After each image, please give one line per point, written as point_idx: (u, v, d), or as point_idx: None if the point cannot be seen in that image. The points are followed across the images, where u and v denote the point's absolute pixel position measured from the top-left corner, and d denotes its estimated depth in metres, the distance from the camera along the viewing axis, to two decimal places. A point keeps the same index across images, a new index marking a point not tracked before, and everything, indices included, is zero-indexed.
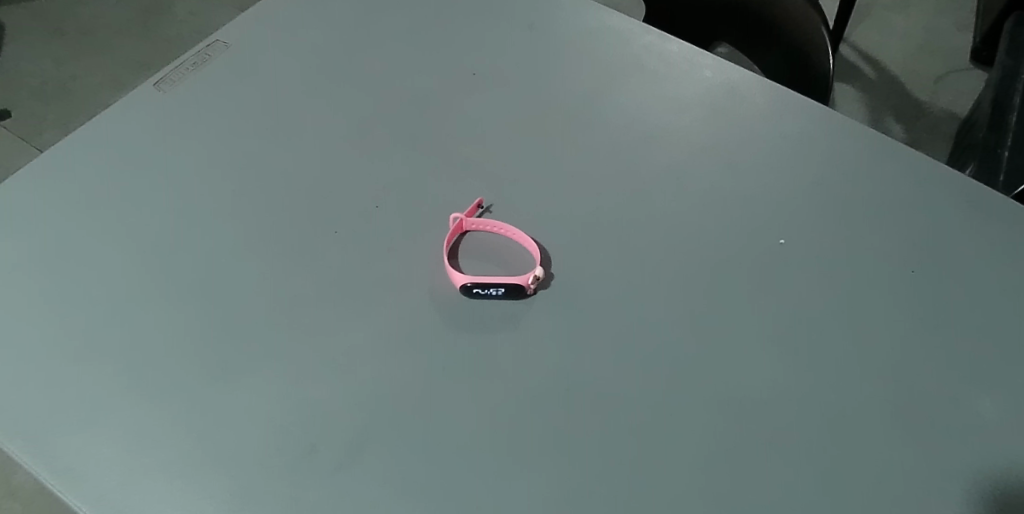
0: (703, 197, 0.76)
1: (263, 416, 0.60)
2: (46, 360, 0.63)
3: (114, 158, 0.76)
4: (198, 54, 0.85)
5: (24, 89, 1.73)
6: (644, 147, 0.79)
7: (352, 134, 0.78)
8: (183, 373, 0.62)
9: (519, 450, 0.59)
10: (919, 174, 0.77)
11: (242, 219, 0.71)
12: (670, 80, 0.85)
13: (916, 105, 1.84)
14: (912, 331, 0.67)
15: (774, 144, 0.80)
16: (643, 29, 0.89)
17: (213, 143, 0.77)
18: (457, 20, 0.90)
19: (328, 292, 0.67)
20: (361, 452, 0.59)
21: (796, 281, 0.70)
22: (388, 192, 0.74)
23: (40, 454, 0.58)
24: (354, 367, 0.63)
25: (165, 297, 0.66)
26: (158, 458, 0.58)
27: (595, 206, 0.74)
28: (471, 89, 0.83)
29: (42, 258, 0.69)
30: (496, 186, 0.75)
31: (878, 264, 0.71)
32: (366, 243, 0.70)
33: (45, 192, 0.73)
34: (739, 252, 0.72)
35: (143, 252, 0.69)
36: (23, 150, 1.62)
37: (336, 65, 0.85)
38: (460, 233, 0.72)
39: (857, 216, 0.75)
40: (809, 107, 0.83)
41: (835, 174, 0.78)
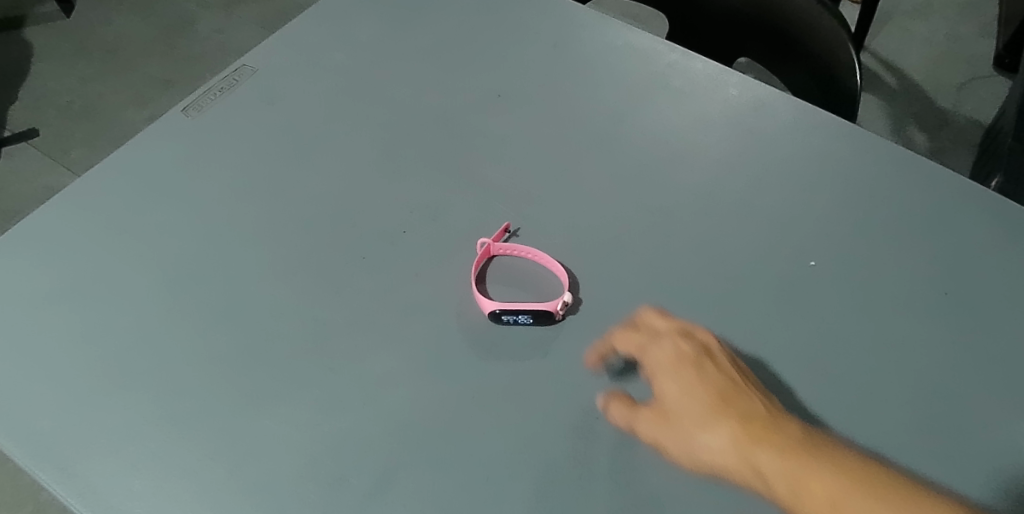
0: (733, 220, 0.75)
1: (293, 444, 0.59)
2: (76, 388, 0.63)
3: (142, 184, 0.76)
4: (225, 79, 0.85)
5: (51, 108, 1.76)
6: (671, 168, 0.79)
7: (378, 156, 0.78)
8: (214, 401, 0.62)
9: (550, 480, 0.58)
10: (951, 193, 0.76)
11: (270, 245, 0.71)
12: (695, 100, 0.84)
13: (939, 115, 1.81)
14: (949, 355, 0.65)
15: (803, 164, 0.79)
16: (667, 47, 0.88)
17: (239, 168, 0.77)
18: (481, 40, 0.90)
19: (356, 316, 0.66)
20: (392, 480, 0.58)
21: (828, 305, 0.69)
22: (415, 216, 0.74)
23: (70, 484, 0.58)
24: (383, 394, 0.62)
25: (194, 324, 0.66)
26: (190, 488, 0.57)
27: (623, 229, 0.74)
28: (496, 110, 0.83)
29: (74, 286, 0.69)
30: (522, 210, 0.75)
31: (911, 287, 0.70)
32: (393, 267, 0.70)
33: (76, 221, 0.74)
34: (772, 275, 0.71)
35: (172, 279, 0.69)
36: (51, 168, 1.65)
37: (360, 88, 0.85)
38: (486, 259, 0.72)
39: (889, 237, 0.74)
40: (837, 125, 0.82)
41: (865, 195, 0.77)
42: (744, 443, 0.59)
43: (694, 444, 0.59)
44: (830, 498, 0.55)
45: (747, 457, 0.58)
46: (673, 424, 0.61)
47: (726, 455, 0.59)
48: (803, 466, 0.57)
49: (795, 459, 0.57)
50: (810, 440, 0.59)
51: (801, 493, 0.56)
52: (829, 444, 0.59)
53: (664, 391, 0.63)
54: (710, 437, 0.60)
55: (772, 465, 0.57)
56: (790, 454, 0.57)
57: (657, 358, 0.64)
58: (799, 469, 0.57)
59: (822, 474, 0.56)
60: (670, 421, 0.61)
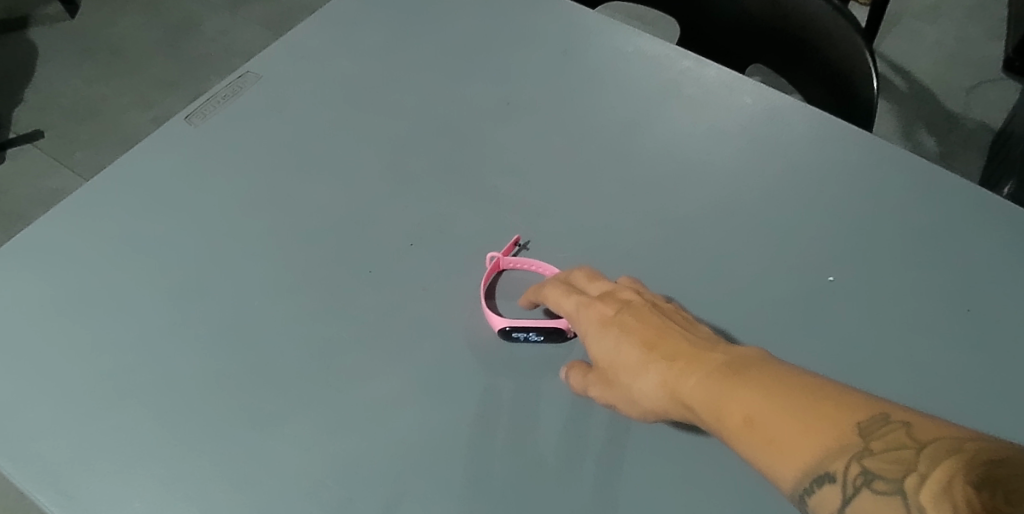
0: (748, 234, 0.73)
1: (298, 466, 0.58)
2: (76, 406, 0.61)
3: (144, 194, 0.75)
4: (229, 86, 0.83)
5: (55, 109, 1.74)
6: (684, 179, 0.77)
7: (385, 166, 0.77)
8: (217, 420, 0.60)
9: (562, 504, 0.56)
10: (972, 206, 0.75)
11: (275, 258, 0.70)
12: (709, 108, 0.82)
13: (949, 118, 1.79)
14: (970, 375, 0.64)
15: (819, 175, 0.77)
16: (679, 54, 0.86)
17: (243, 178, 0.76)
18: (490, 46, 0.88)
19: (363, 332, 0.65)
20: (400, 504, 0.56)
21: (845, 323, 0.67)
22: (423, 229, 0.72)
23: (69, 506, 0.56)
24: (390, 414, 0.60)
25: (197, 340, 0.65)
26: (194, 512, 0.56)
27: (635, 242, 0.72)
28: (505, 119, 0.81)
29: (74, 299, 0.68)
30: (532, 223, 0.73)
31: (931, 304, 0.69)
32: (401, 281, 0.68)
33: (77, 232, 0.72)
34: (788, 294, 0.69)
35: (175, 292, 0.68)
36: (55, 170, 1.63)
37: (366, 95, 0.83)
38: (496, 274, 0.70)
39: (908, 252, 0.72)
40: (854, 135, 0.80)
41: (883, 208, 0.75)
42: (673, 381, 0.50)
43: (623, 396, 0.54)
44: (740, 412, 0.43)
45: (670, 390, 0.50)
46: (606, 375, 0.56)
47: (658, 396, 0.51)
48: (709, 394, 0.46)
49: (704, 383, 0.47)
50: (742, 359, 0.47)
51: (707, 415, 0.46)
52: (763, 359, 0.46)
53: (592, 343, 0.58)
54: (629, 382, 0.53)
55: (686, 402, 0.48)
56: (710, 377, 0.47)
57: (585, 315, 0.59)
58: (705, 398, 0.46)
59: (734, 389, 0.45)
60: (605, 377, 0.56)
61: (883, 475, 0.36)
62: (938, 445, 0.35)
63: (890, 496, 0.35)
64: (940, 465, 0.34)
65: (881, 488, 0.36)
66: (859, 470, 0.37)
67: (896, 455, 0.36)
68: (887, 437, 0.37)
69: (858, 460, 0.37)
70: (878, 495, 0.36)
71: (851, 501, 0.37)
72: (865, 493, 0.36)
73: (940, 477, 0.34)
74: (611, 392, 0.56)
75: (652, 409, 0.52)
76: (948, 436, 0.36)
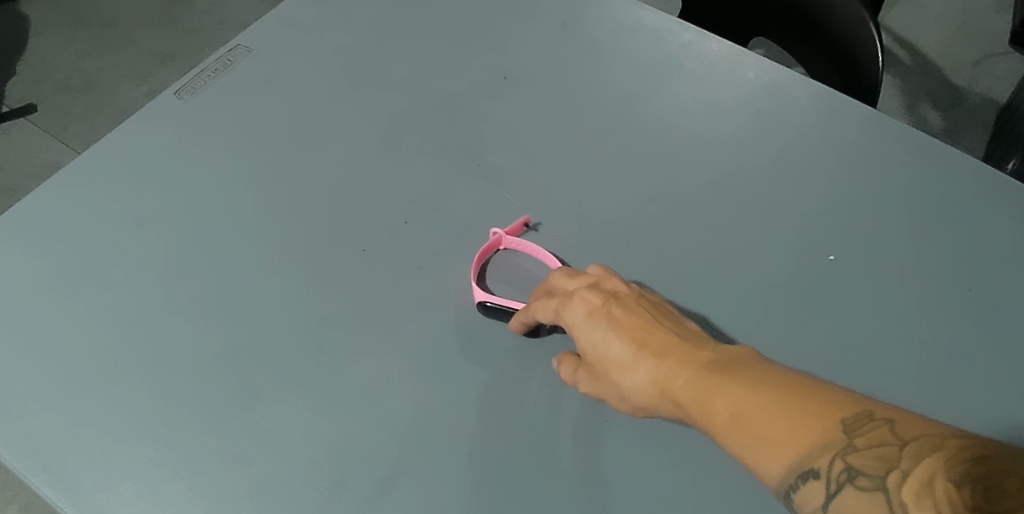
0: (749, 213, 0.72)
1: (291, 446, 0.57)
2: (67, 386, 0.61)
3: (134, 171, 0.73)
4: (220, 59, 0.81)
5: (48, 83, 1.71)
6: (684, 157, 0.75)
7: (379, 142, 0.75)
8: (209, 401, 0.59)
9: (558, 484, 0.56)
10: (977, 182, 0.73)
11: (267, 236, 0.69)
12: (710, 83, 0.80)
13: (954, 93, 1.77)
14: (971, 356, 0.63)
15: (822, 152, 0.76)
16: (680, 26, 0.84)
17: (234, 154, 0.74)
18: (486, 18, 0.86)
19: (356, 311, 0.64)
20: (394, 485, 0.56)
21: (845, 302, 0.67)
22: (418, 206, 0.71)
23: (61, 487, 0.56)
24: (384, 394, 0.60)
25: (188, 319, 0.64)
26: (187, 493, 0.55)
27: (634, 221, 0.71)
28: (501, 94, 0.79)
29: (64, 278, 0.67)
30: (529, 200, 0.72)
31: (933, 284, 0.68)
32: (395, 260, 0.67)
33: (65, 209, 0.71)
34: (789, 273, 0.68)
35: (165, 271, 0.67)
36: (49, 145, 1.61)
37: (359, 69, 0.81)
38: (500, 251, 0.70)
39: (911, 231, 0.71)
40: (858, 110, 0.78)
41: (886, 186, 0.74)
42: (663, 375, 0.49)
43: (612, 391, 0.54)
44: (728, 409, 0.43)
45: (660, 386, 0.49)
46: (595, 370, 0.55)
47: (648, 392, 0.50)
48: (698, 393, 0.46)
49: (694, 382, 0.46)
50: (733, 359, 0.46)
51: (697, 414, 0.46)
52: (751, 360, 0.46)
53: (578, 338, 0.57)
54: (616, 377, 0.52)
55: (675, 400, 0.48)
56: (701, 374, 0.46)
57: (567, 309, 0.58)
58: (693, 397, 0.46)
59: (723, 388, 0.44)
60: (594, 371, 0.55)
61: (865, 471, 0.35)
62: (919, 442, 0.35)
63: (874, 494, 0.35)
64: (923, 462, 0.34)
65: (863, 485, 0.35)
66: (843, 466, 0.36)
67: (878, 451, 0.36)
68: (871, 434, 0.37)
69: (842, 457, 0.37)
70: (860, 492, 0.35)
71: (834, 498, 0.36)
72: (848, 490, 0.36)
73: (920, 475, 0.34)
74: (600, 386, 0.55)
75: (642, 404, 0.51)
76: (928, 435, 0.35)
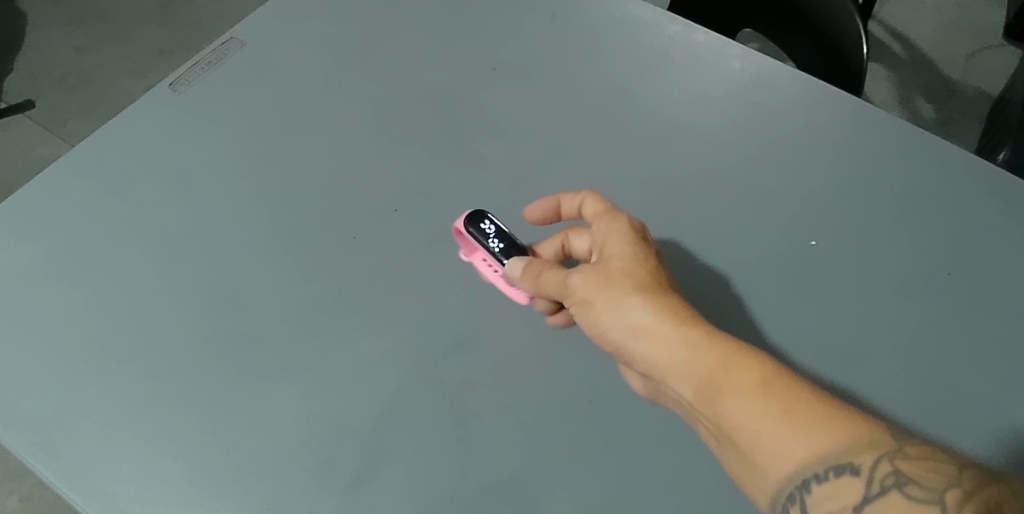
0: (734, 200, 0.73)
1: (283, 427, 0.59)
2: (65, 370, 0.62)
3: (129, 161, 0.75)
4: (213, 52, 0.83)
5: (47, 79, 1.73)
6: (670, 146, 0.77)
7: (370, 132, 0.77)
8: (203, 384, 0.61)
9: (543, 463, 0.58)
10: (957, 168, 0.75)
11: (259, 224, 0.70)
12: (696, 73, 0.82)
13: (947, 85, 1.77)
14: (947, 339, 0.65)
15: (805, 141, 0.77)
16: (668, 17, 0.85)
17: (227, 145, 0.75)
18: (476, 11, 0.87)
19: (346, 297, 0.65)
20: (384, 464, 0.58)
21: (825, 287, 0.68)
22: (408, 194, 0.72)
23: (59, 467, 0.58)
24: (374, 377, 0.61)
25: (182, 305, 0.65)
26: (182, 473, 0.57)
27: (619, 209, 0.72)
28: (491, 85, 0.81)
29: (60, 265, 0.68)
30: (517, 189, 0.73)
31: (912, 269, 0.69)
32: (385, 247, 0.69)
33: (61, 198, 0.72)
34: (771, 259, 0.70)
35: (160, 258, 0.68)
36: (48, 140, 1.63)
37: (350, 62, 0.82)
38: (472, 229, 0.65)
39: (891, 217, 0.72)
40: (842, 99, 0.79)
41: (868, 173, 0.75)
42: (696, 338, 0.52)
43: (622, 309, 0.55)
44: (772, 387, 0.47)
45: (689, 346, 0.52)
46: (608, 285, 0.56)
47: (671, 347, 0.52)
48: (752, 359, 0.50)
49: (745, 350, 0.50)
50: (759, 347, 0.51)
51: (737, 370, 0.49)
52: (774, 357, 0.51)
53: (607, 263, 0.59)
54: (647, 307, 0.54)
55: (714, 350, 0.51)
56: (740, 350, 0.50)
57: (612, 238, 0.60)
58: (746, 359, 0.50)
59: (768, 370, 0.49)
60: (603, 283, 0.57)
61: (918, 482, 0.43)
62: (970, 469, 0.43)
63: (927, 503, 0.42)
64: (983, 488, 0.42)
65: (915, 493, 0.42)
66: (893, 471, 0.43)
67: (932, 467, 0.43)
68: (917, 450, 0.44)
69: (893, 463, 0.43)
70: (909, 497, 0.42)
71: (874, 498, 0.43)
72: (897, 492, 0.42)
73: (978, 495, 0.41)
74: (602, 303, 0.56)
75: (656, 336, 0.53)
76: (972, 466, 0.43)
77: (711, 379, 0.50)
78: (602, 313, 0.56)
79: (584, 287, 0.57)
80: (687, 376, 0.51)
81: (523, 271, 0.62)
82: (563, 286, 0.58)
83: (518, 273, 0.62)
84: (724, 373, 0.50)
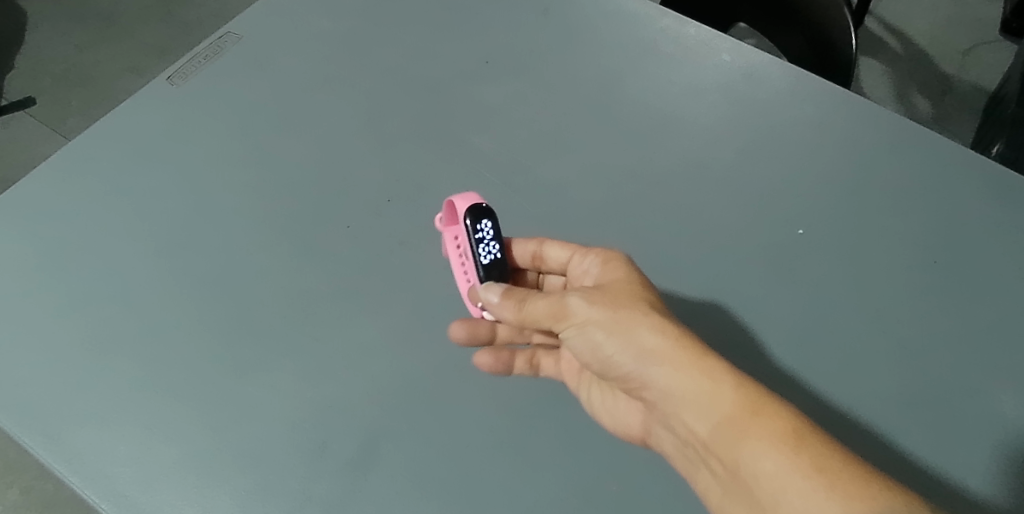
0: (721, 190, 0.74)
1: (277, 412, 0.60)
2: (63, 355, 0.63)
3: (127, 153, 0.76)
4: (210, 46, 0.84)
5: (46, 76, 1.74)
6: (660, 137, 0.78)
7: (364, 125, 0.78)
8: (198, 369, 0.62)
9: (533, 446, 0.59)
10: (944, 160, 0.76)
11: (255, 215, 0.71)
12: (687, 66, 0.83)
13: (943, 81, 1.76)
14: (932, 326, 0.66)
15: (794, 132, 0.78)
16: (659, 12, 0.87)
17: (223, 137, 0.77)
18: (470, 6, 0.88)
19: (341, 285, 0.67)
20: (375, 448, 0.59)
21: (812, 274, 0.69)
22: (401, 185, 0.73)
23: (57, 450, 0.59)
24: (367, 363, 0.62)
25: (178, 293, 0.66)
26: (177, 456, 0.58)
27: (609, 200, 0.74)
28: (483, 79, 0.82)
29: (59, 254, 0.69)
30: (509, 180, 0.75)
31: (898, 257, 0.70)
32: (378, 237, 0.70)
33: (60, 189, 0.74)
34: (758, 247, 0.71)
35: (157, 248, 0.69)
36: (48, 137, 1.64)
37: (345, 56, 0.83)
38: (470, 220, 0.62)
39: (878, 206, 0.73)
40: (831, 92, 0.80)
41: (855, 163, 0.76)
42: (716, 373, 0.48)
43: (638, 340, 0.51)
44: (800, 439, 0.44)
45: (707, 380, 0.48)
46: (621, 313, 0.52)
47: (687, 380, 0.49)
48: (780, 406, 0.46)
49: (771, 397, 0.47)
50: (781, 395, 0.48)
51: (763, 416, 0.46)
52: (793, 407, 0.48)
53: (614, 290, 0.55)
54: (666, 341, 0.50)
55: (738, 391, 0.47)
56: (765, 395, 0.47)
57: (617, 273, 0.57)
58: (774, 404, 0.46)
59: (794, 420, 0.45)
60: (614, 310, 0.53)
61: None
62: None
63: None
64: None
65: None
66: None
67: None
68: None
69: None
70: None
71: None
72: None
73: None
74: (614, 331, 0.52)
75: (675, 371, 0.49)
76: None
77: (733, 422, 0.46)
78: (614, 343, 0.52)
79: (592, 312, 0.53)
80: (705, 417, 0.48)
81: (502, 296, 0.58)
82: (565, 310, 0.54)
83: (495, 299, 0.58)
84: (749, 416, 0.46)
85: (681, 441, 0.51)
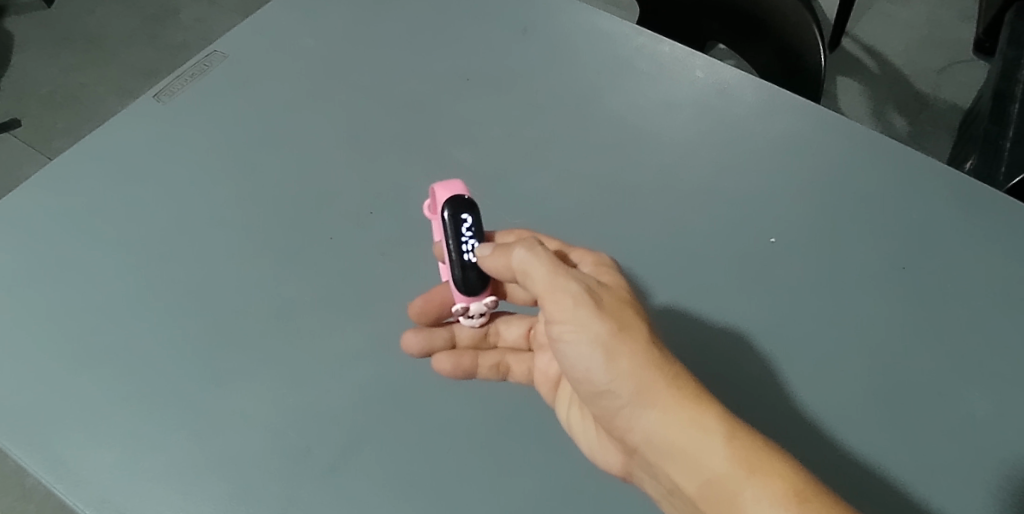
0: (695, 201, 0.77)
1: (260, 419, 0.61)
2: (48, 365, 0.64)
3: (113, 168, 0.77)
4: (197, 64, 0.86)
5: (33, 99, 1.75)
6: (635, 151, 0.80)
7: (347, 141, 0.79)
8: (182, 377, 0.63)
9: (514, 449, 0.61)
10: (910, 170, 0.78)
11: (240, 227, 0.72)
12: (662, 82, 0.85)
13: (919, 100, 1.80)
14: (899, 330, 0.69)
15: (765, 144, 0.81)
16: (634, 30, 0.89)
17: (209, 152, 0.78)
18: (450, 26, 0.90)
19: (324, 296, 0.68)
20: (357, 452, 0.60)
21: (783, 281, 0.71)
22: (383, 198, 0.75)
23: (41, 458, 0.59)
24: (350, 371, 0.64)
25: (163, 304, 0.67)
26: (161, 462, 0.59)
27: (587, 212, 0.76)
28: (464, 96, 0.84)
29: (45, 266, 0.70)
30: (489, 193, 0.77)
31: (867, 263, 0.72)
32: (361, 248, 0.71)
33: (47, 203, 0.75)
34: (732, 255, 0.73)
35: (142, 259, 0.70)
36: (31, 157, 1.65)
37: (328, 74, 0.85)
38: (448, 212, 0.59)
39: (846, 215, 0.76)
40: (800, 106, 0.83)
41: (824, 174, 0.78)
42: (713, 424, 0.48)
43: (635, 371, 0.49)
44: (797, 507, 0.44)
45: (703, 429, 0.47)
46: (621, 336, 0.51)
47: (684, 423, 0.48)
48: (780, 467, 0.46)
49: (769, 455, 0.47)
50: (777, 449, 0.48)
51: (761, 475, 0.46)
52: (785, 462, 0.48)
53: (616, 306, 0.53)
54: (662, 380, 0.49)
55: (732, 446, 0.47)
56: (763, 453, 0.47)
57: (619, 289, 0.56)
58: (772, 465, 0.46)
59: (790, 484, 0.45)
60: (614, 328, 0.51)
61: None
62: None
63: None
64: None
65: None
66: None
67: None
68: None
69: None
70: None
71: None
72: None
73: None
74: (613, 354, 0.50)
75: (669, 413, 0.48)
76: None
77: (729, 480, 0.46)
78: (609, 368, 0.50)
79: (597, 326, 0.51)
80: (699, 468, 0.47)
81: (494, 249, 0.57)
82: (559, 314, 0.53)
83: (487, 252, 0.57)
84: (745, 476, 0.46)
85: (661, 482, 0.52)
